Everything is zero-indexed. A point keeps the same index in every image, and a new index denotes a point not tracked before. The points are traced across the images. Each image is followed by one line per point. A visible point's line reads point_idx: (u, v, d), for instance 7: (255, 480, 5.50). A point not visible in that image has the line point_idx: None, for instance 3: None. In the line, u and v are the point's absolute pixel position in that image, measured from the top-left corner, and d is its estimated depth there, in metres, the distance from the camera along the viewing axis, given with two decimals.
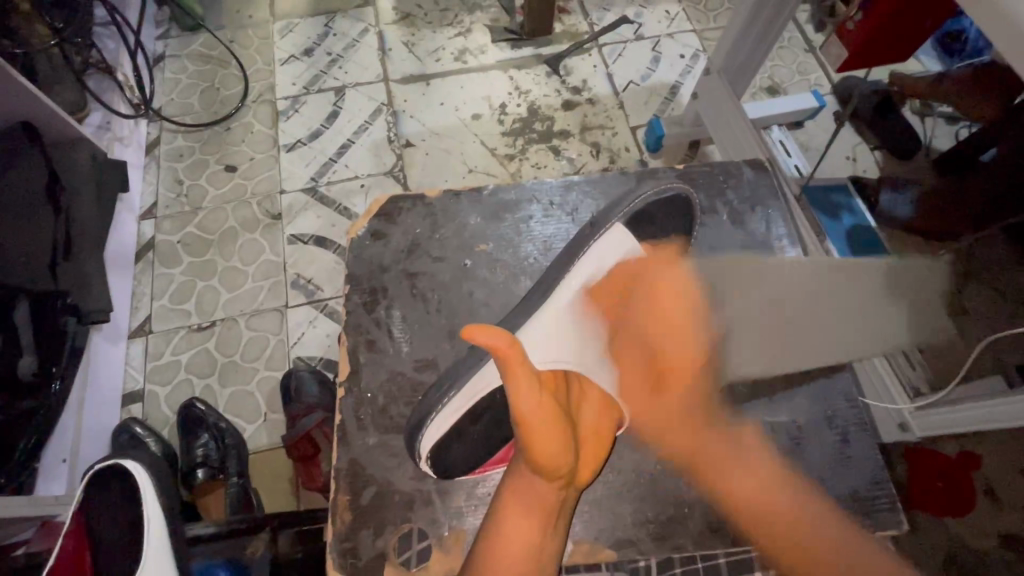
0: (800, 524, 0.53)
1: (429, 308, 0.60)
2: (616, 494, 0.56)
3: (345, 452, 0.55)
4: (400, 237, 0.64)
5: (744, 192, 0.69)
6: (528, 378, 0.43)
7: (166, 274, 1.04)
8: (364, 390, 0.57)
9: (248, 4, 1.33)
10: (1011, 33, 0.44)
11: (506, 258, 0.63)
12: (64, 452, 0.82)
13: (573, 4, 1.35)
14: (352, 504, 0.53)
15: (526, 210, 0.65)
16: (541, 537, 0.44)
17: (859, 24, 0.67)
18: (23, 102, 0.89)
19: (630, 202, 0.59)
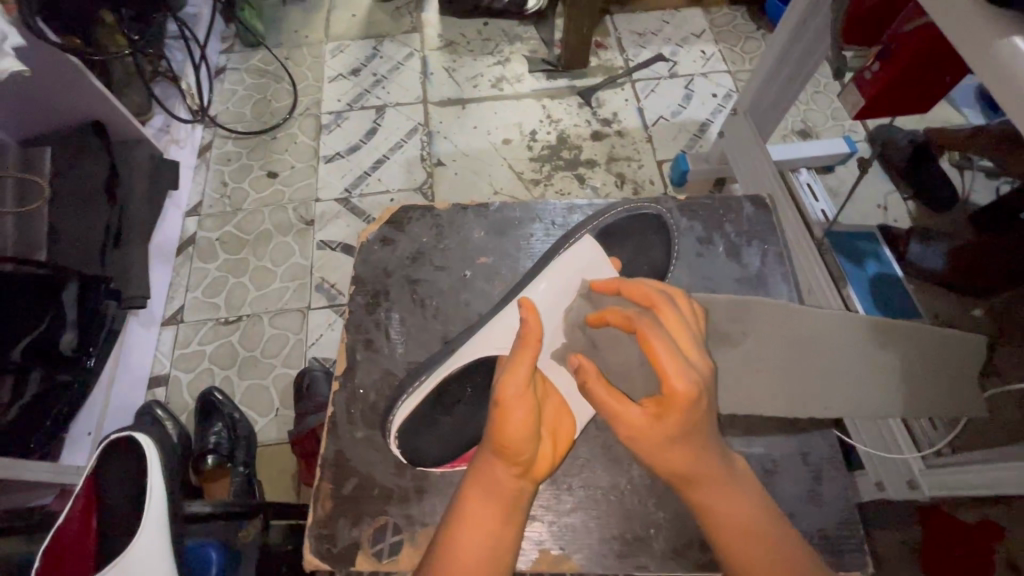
0: (751, 543, 0.41)
1: (427, 314, 0.63)
2: (590, 510, 0.54)
3: (333, 443, 0.57)
4: (406, 245, 0.67)
5: (742, 226, 0.68)
6: (530, 362, 0.44)
7: (202, 269, 1.11)
8: (357, 387, 0.60)
9: (305, 26, 1.43)
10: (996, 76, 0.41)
11: (504, 272, 0.65)
12: (90, 427, 0.88)
13: (611, 40, 1.39)
14: (334, 493, 0.55)
15: (532, 231, 0.68)
16: (500, 525, 0.44)
17: (877, 73, 0.65)
18: (94, 103, 0.98)
19: (607, 217, 0.61)
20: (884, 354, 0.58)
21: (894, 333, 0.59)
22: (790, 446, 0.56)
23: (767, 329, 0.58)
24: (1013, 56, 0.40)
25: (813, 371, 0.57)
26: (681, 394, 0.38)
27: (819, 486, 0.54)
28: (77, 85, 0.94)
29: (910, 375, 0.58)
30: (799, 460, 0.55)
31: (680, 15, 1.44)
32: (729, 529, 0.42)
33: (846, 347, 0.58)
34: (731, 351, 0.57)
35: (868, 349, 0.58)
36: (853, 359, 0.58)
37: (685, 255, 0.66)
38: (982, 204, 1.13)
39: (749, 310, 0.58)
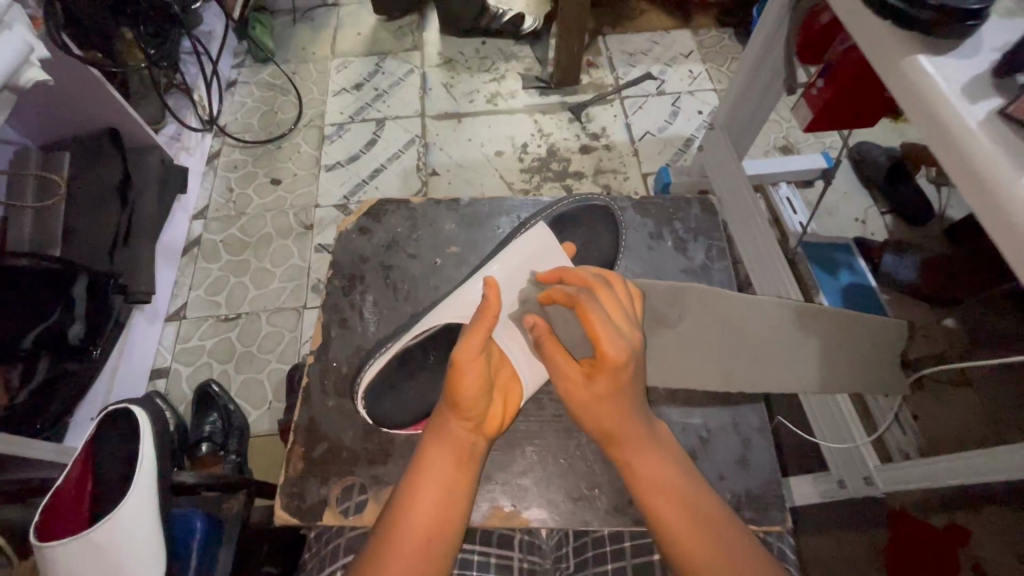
0: (672, 495, 0.47)
1: (397, 296, 0.68)
2: (539, 472, 0.60)
3: (305, 410, 0.62)
4: (381, 233, 0.72)
5: (691, 224, 0.74)
6: (482, 333, 0.50)
7: (206, 269, 1.17)
8: (329, 360, 0.65)
9: (313, 43, 1.51)
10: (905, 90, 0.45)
11: (471, 260, 0.70)
12: (92, 413, 0.93)
13: (602, 59, 1.46)
14: (304, 454, 0.60)
15: (500, 225, 0.73)
16: (456, 480, 0.49)
17: (822, 89, 0.66)
18: (111, 112, 1.05)
19: (558, 206, 0.69)
20: (799, 334, 0.67)
21: (811, 316, 0.67)
22: (723, 418, 0.63)
23: (699, 315, 0.66)
24: (924, 76, 0.43)
25: (741, 352, 0.65)
26: (615, 359, 0.47)
27: (748, 450, 0.61)
28: (95, 94, 1.01)
29: (820, 352, 0.67)
30: (731, 431, 0.62)
31: (670, 36, 1.50)
32: (651, 482, 0.48)
33: (767, 330, 0.66)
34: (666, 331, 0.64)
35: (787, 332, 0.67)
36: (774, 340, 0.66)
37: (636, 249, 0.72)
38: (958, 219, 1.16)
39: (683, 296, 0.66)
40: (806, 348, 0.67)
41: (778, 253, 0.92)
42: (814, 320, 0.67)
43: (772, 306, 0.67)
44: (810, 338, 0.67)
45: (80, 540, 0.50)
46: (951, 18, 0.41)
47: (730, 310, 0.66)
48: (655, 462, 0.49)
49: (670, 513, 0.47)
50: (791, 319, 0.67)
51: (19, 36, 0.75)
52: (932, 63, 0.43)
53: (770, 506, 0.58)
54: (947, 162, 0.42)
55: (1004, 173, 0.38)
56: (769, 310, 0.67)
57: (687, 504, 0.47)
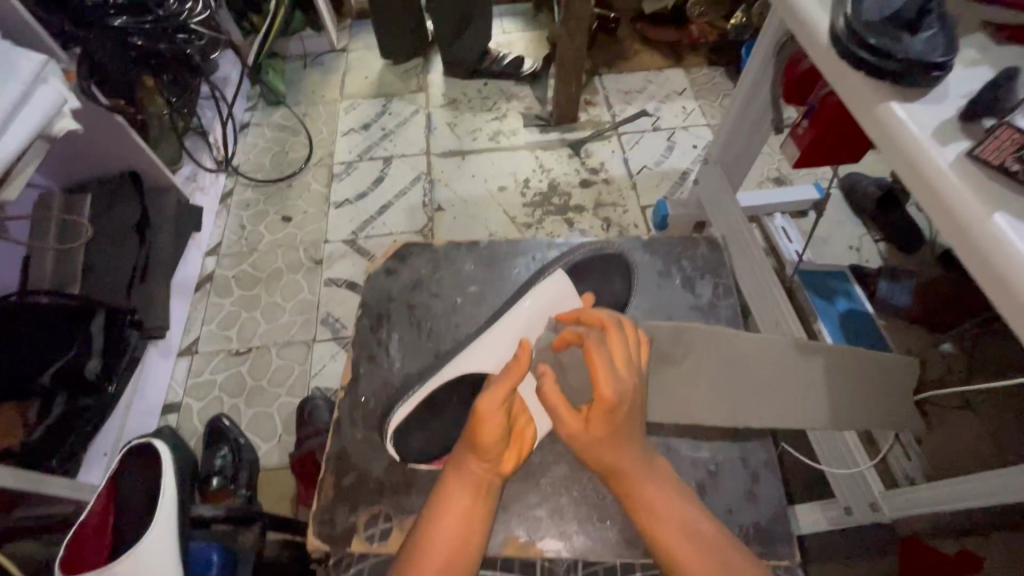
0: (682, 526, 0.49)
1: (421, 334, 0.71)
2: (553, 502, 0.62)
3: (336, 441, 0.65)
4: (407, 275, 0.75)
5: (699, 262, 0.77)
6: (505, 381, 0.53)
7: (218, 304, 1.20)
8: (359, 395, 0.67)
9: (322, 86, 1.59)
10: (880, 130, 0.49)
11: (490, 300, 0.73)
12: (107, 446, 0.95)
13: (599, 98, 1.53)
14: (336, 484, 0.63)
15: (510, 266, 0.76)
16: (475, 517, 0.51)
17: (807, 130, 0.70)
18: (132, 155, 1.10)
19: (573, 255, 0.71)
20: (804, 372, 0.69)
21: (813, 355, 0.70)
22: (732, 453, 0.65)
23: (705, 354, 0.68)
24: (897, 121, 0.47)
25: (749, 389, 0.67)
26: (609, 398, 0.50)
27: (756, 485, 0.63)
28: (119, 139, 1.06)
29: (825, 389, 0.69)
30: (741, 464, 0.64)
31: (663, 75, 1.58)
32: (660, 515, 0.50)
33: (773, 367, 0.69)
34: (675, 370, 0.67)
35: (792, 368, 0.69)
36: (780, 376, 0.68)
37: (646, 286, 0.76)
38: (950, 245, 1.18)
39: (690, 337, 0.68)
40: (811, 383, 0.69)
41: (773, 278, 0.96)
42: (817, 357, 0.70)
43: (777, 344, 0.69)
44: (814, 374, 0.69)
45: None
46: (919, 70, 0.46)
47: (736, 349, 0.68)
48: (662, 495, 0.51)
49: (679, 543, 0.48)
50: (794, 356, 0.70)
51: (53, 91, 0.80)
52: (904, 109, 0.47)
53: (775, 538, 0.60)
54: (922, 202, 0.46)
55: (977, 212, 0.41)
56: (774, 349, 0.69)
57: (698, 534, 0.49)
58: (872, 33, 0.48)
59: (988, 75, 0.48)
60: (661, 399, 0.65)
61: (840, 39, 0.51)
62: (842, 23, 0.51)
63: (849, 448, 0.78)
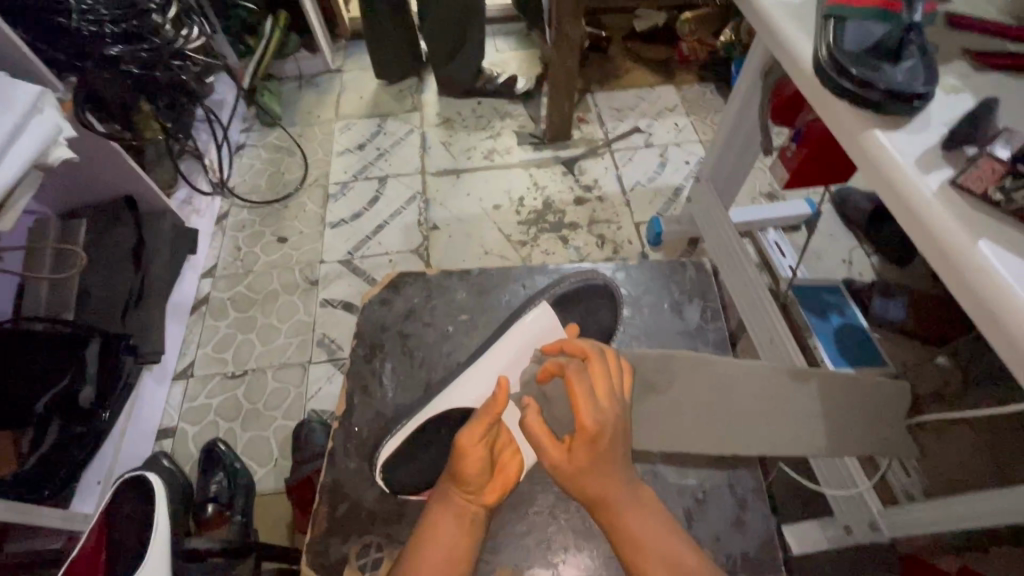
0: (666, 558, 0.48)
1: (414, 363, 0.72)
2: (539, 531, 0.62)
3: (331, 471, 0.66)
4: (401, 304, 0.77)
5: (687, 286, 0.79)
6: (490, 412, 0.55)
7: (214, 326, 1.20)
8: (353, 424, 0.69)
9: (318, 107, 1.60)
10: (862, 158, 0.50)
11: (479, 329, 0.74)
12: (100, 475, 0.93)
13: (591, 115, 1.54)
14: (330, 514, 0.63)
15: (500, 296, 0.77)
16: (459, 547, 0.52)
17: (795, 152, 0.71)
18: (127, 181, 1.10)
19: (557, 288, 0.71)
20: (793, 397, 0.69)
21: (801, 379, 0.70)
22: (718, 480, 0.66)
23: (691, 382, 0.68)
24: (880, 148, 0.48)
25: (734, 418, 0.67)
26: (586, 426, 0.51)
27: (743, 512, 0.64)
28: (113, 164, 1.06)
29: (814, 415, 0.68)
30: (726, 488, 0.65)
31: (655, 92, 1.60)
32: (645, 547, 0.49)
33: (758, 394, 0.68)
34: (662, 399, 0.67)
35: (778, 395, 0.69)
36: (766, 403, 0.68)
37: (634, 313, 0.77)
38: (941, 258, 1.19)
39: (675, 365, 0.68)
40: (799, 410, 0.68)
41: (767, 294, 0.96)
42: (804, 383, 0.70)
43: (761, 369, 0.70)
44: (801, 400, 0.69)
45: None
46: (901, 99, 0.47)
47: (720, 376, 0.68)
48: (648, 528, 0.50)
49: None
50: (780, 381, 0.69)
51: (49, 121, 0.81)
52: (888, 137, 0.48)
53: (761, 564, 0.62)
54: (913, 231, 0.46)
55: (959, 239, 0.42)
56: (759, 375, 0.69)
57: (684, 568, 0.48)
58: (854, 63, 0.49)
59: (971, 104, 0.49)
60: (646, 428, 0.66)
61: (822, 64, 0.52)
62: (824, 51, 0.52)
63: (850, 471, 0.78)
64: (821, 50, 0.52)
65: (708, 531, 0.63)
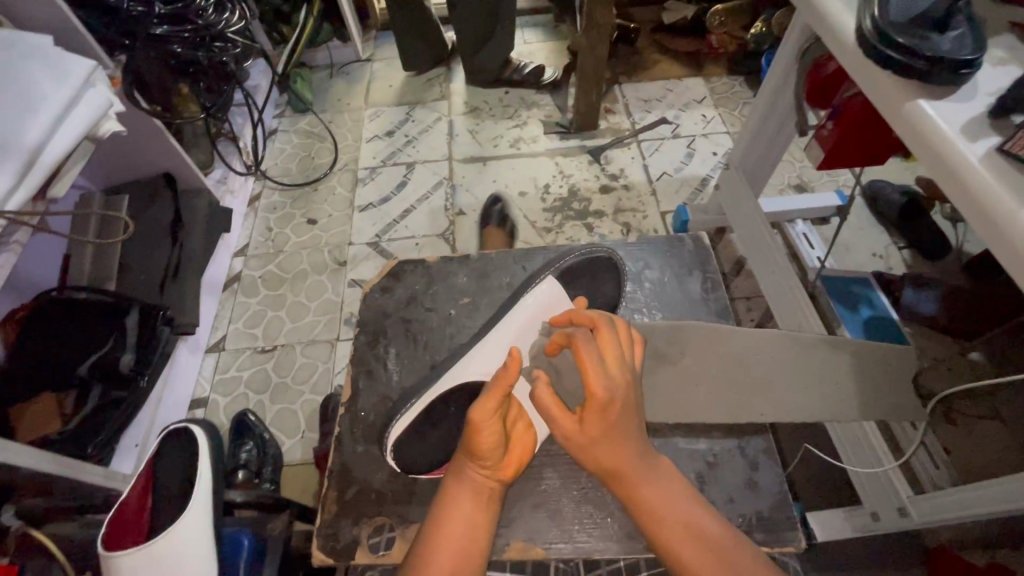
0: (681, 524, 0.49)
1: (417, 346, 0.74)
2: (552, 502, 0.64)
3: (337, 455, 0.68)
4: (402, 291, 0.79)
5: (683, 261, 0.80)
6: (497, 389, 0.52)
7: (245, 303, 1.23)
8: (358, 410, 0.70)
9: (348, 94, 1.63)
10: (915, 138, 0.49)
11: (482, 307, 0.77)
12: (138, 437, 0.97)
13: (618, 106, 1.55)
14: (339, 498, 0.65)
15: (502, 276, 0.79)
16: (476, 520, 0.52)
17: (830, 132, 0.71)
18: (167, 159, 1.14)
19: (560, 259, 0.72)
20: (802, 366, 0.71)
21: (808, 349, 0.72)
22: (728, 442, 0.66)
23: (701, 355, 0.70)
24: (921, 121, 0.48)
25: (744, 389, 0.68)
26: (597, 395, 0.49)
27: (756, 474, 0.64)
28: (154, 142, 1.10)
29: (819, 388, 0.70)
30: (739, 454, 0.65)
31: (683, 84, 1.59)
32: (660, 514, 0.50)
33: (768, 367, 0.70)
34: (679, 370, 0.69)
35: (786, 368, 0.71)
36: (774, 375, 0.70)
37: (636, 289, 0.78)
38: (976, 253, 1.16)
39: (685, 338, 0.70)
40: (808, 383, 0.70)
41: (797, 284, 0.95)
42: (810, 357, 0.72)
43: (770, 343, 0.72)
44: (807, 372, 0.71)
45: (143, 550, 0.54)
46: (946, 68, 0.47)
47: (729, 349, 0.70)
48: (662, 496, 0.50)
49: (680, 543, 0.48)
50: (785, 354, 0.71)
51: (102, 95, 0.85)
52: (933, 107, 0.48)
53: (778, 528, 0.61)
54: (961, 202, 0.45)
55: (1008, 205, 0.41)
56: (767, 349, 0.71)
57: (701, 535, 0.49)
58: (902, 33, 0.49)
59: (1019, 74, 0.48)
60: (656, 395, 0.67)
61: (865, 38, 0.52)
62: (868, 24, 0.52)
63: (875, 449, 0.77)
64: (865, 23, 0.52)
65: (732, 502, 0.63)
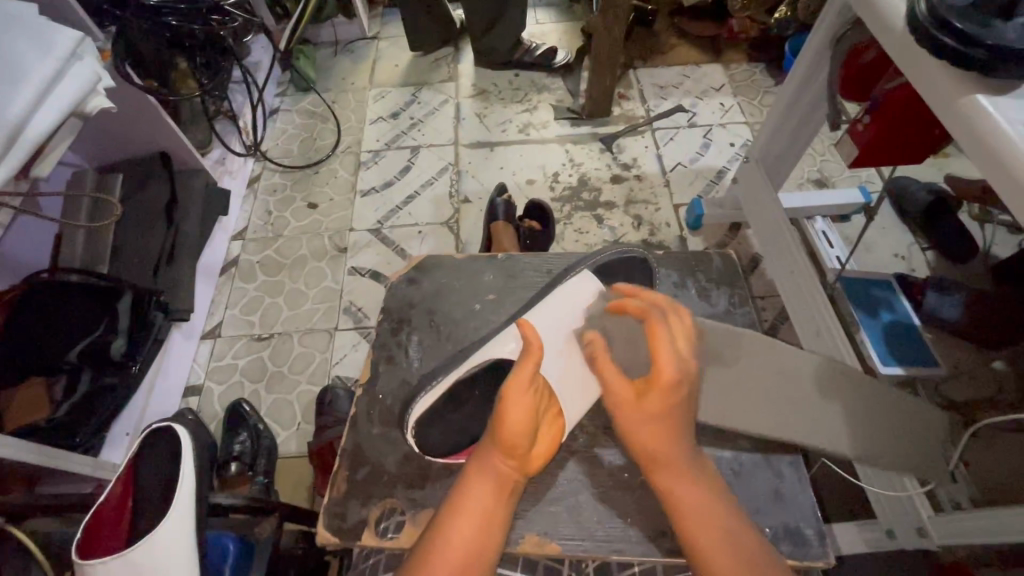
0: (715, 522, 0.47)
1: (440, 336, 0.70)
2: (569, 501, 0.59)
3: (352, 436, 0.64)
4: (427, 285, 0.75)
5: (717, 276, 0.75)
6: (532, 362, 0.52)
7: (242, 288, 1.20)
8: (376, 393, 0.67)
9: (352, 73, 1.57)
10: (972, 139, 0.44)
11: (509, 305, 0.72)
12: (129, 427, 0.94)
13: (633, 91, 1.48)
14: (349, 477, 0.62)
15: (530, 276, 0.75)
16: (495, 509, 0.49)
17: (868, 126, 0.65)
18: (162, 136, 1.09)
19: (598, 255, 0.68)
20: (832, 381, 0.67)
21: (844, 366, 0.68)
22: (755, 454, 0.63)
23: (742, 365, 0.65)
24: (982, 115, 0.43)
25: (785, 405, 0.64)
26: (665, 369, 0.51)
27: (781, 485, 0.61)
28: (148, 119, 1.05)
29: (860, 411, 0.66)
30: (764, 465, 0.62)
31: (701, 70, 1.52)
32: (697, 513, 0.48)
33: (810, 382, 0.66)
34: (716, 376, 0.64)
35: (829, 385, 0.66)
36: (816, 393, 0.65)
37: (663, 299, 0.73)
38: (1005, 256, 1.11)
39: (727, 346, 0.66)
40: (848, 401, 0.66)
41: (816, 283, 0.90)
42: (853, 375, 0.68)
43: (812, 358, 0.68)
44: (849, 389, 0.67)
45: (119, 559, 0.51)
46: (1012, 59, 0.42)
47: (770, 360, 0.66)
48: (699, 492, 0.49)
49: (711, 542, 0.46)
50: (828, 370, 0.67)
51: (89, 68, 0.80)
52: (994, 104, 0.43)
53: (806, 543, 0.58)
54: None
55: None
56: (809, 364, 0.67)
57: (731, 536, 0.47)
58: (960, 16, 0.44)
59: None
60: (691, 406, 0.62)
61: (917, 23, 0.47)
62: (921, 8, 0.47)
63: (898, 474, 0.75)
64: (918, 7, 0.47)
65: (753, 516, 0.59)
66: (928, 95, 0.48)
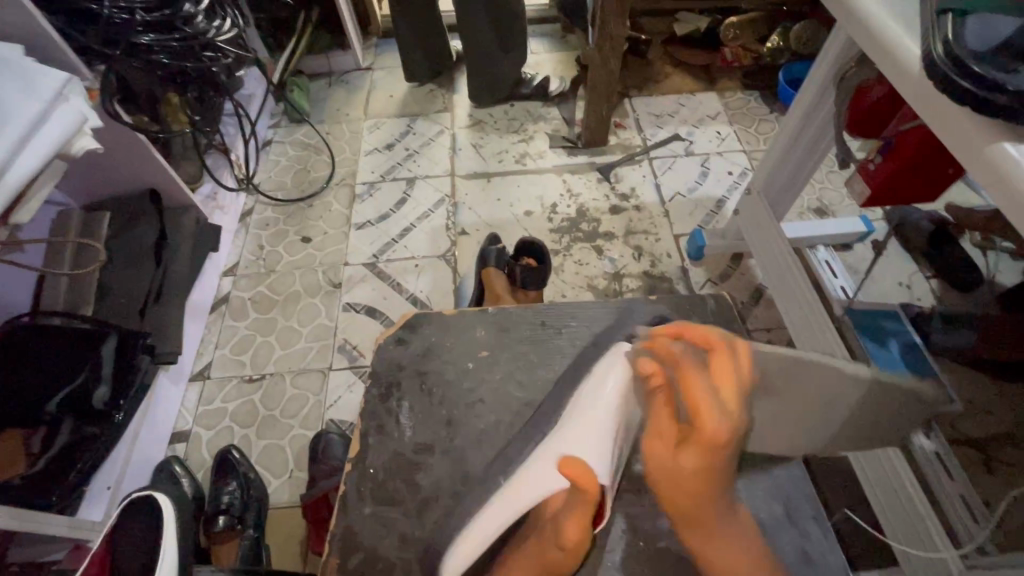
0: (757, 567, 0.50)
1: (434, 400, 0.68)
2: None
3: (343, 516, 0.61)
4: (420, 343, 0.73)
5: (716, 321, 0.75)
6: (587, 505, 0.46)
7: (232, 328, 1.16)
8: (368, 465, 0.64)
9: (346, 104, 1.56)
10: (1000, 190, 0.42)
11: (504, 363, 0.71)
12: (110, 480, 0.88)
13: (629, 120, 1.48)
14: (340, 562, 0.59)
15: (525, 329, 0.74)
16: None
17: (880, 166, 0.69)
18: (151, 173, 1.06)
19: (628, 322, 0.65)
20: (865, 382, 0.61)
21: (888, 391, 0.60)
22: (776, 510, 0.63)
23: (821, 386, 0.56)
24: (1008, 163, 0.41)
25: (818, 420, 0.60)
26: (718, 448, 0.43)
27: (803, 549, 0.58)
28: (138, 154, 1.02)
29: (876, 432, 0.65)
30: (790, 523, 0.62)
31: (696, 99, 1.52)
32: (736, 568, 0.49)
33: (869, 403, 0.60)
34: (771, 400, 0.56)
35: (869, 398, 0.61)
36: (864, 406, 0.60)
37: None
38: (1011, 284, 1.09)
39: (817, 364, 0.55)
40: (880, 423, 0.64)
41: (824, 317, 0.87)
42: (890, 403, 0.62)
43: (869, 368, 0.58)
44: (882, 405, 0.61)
45: None
46: None
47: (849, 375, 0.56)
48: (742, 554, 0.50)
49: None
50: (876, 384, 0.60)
51: (75, 109, 0.77)
52: (1019, 150, 0.41)
53: None
54: None
55: None
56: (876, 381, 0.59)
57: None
58: (980, 62, 0.42)
59: None
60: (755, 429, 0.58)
61: (934, 66, 0.45)
62: (939, 50, 0.45)
63: (929, 531, 0.70)
64: (936, 49, 0.45)
65: None
66: (954, 140, 0.46)
